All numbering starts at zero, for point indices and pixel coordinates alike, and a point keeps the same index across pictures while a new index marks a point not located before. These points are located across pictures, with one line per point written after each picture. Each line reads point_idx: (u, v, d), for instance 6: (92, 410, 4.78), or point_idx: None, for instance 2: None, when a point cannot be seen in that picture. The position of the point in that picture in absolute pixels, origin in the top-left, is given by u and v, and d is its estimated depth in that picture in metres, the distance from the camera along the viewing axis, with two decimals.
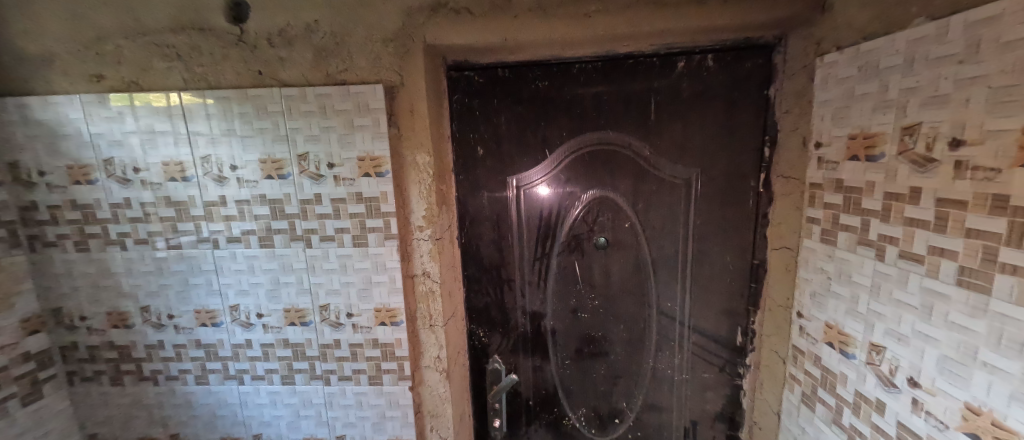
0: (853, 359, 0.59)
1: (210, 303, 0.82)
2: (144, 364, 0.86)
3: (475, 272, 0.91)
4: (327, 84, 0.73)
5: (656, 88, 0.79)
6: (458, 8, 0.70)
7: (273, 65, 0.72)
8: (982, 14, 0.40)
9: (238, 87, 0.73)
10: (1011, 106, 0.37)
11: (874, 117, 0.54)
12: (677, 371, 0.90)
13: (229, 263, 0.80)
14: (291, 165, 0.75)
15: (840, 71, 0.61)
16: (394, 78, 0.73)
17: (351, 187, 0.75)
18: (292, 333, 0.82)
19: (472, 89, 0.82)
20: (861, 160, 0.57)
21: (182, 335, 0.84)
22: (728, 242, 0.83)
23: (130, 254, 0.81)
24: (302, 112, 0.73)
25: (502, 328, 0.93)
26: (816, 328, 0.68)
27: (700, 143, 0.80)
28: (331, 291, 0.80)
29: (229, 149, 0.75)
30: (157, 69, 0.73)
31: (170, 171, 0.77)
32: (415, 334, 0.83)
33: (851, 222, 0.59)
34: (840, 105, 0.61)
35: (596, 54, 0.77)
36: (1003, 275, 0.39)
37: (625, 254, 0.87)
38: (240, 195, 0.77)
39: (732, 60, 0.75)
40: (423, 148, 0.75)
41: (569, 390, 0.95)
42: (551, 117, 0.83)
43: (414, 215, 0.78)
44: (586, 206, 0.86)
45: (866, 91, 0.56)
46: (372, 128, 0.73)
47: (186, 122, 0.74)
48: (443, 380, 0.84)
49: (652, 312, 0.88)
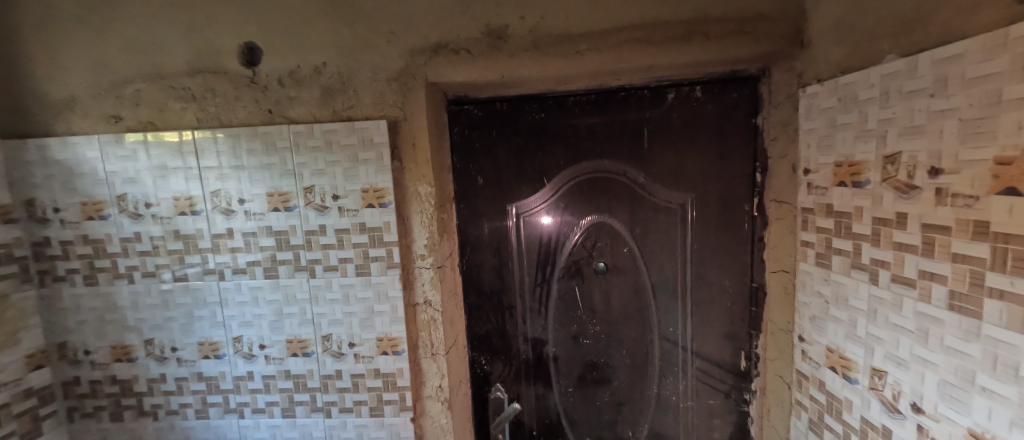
0: (856, 384, 0.59)
1: (214, 335, 0.82)
2: (145, 399, 0.85)
3: (476, 299, 0.91)
4: (334, 120, 0.76)
5: (648, 118, 0.82)
6: (458, 49, 0.74)
7: (283, 104, 0.76)
8: (946, 52, 0.43)
9: (248, 124, 0.77)
10: (982, 137, 0.39)
11: (856, 145, 0.57)
12: (683, 398, 0.88)
13: (234, 295, 0.81)
14: (297, 197, 0.78)
15: (823, 102, 0.64)
16: (397, 113, 0.76)
17: (354, 218, 0.77)
18: (294, 364, 0.82)
19: (471, 122, 0.86)
20: (848, 185, 0.59)
21: (184, 368, 0.84)
22: (726, 265, 0.84)
23: (137, 286, 0.82)
24: (308, 147, 0.76)
25: (504, 355, 0.92)
26: (818, 352, 0.67)
27: (694, 169, 0.82)
28: (333, 321, 0.80)
29: (237, 183, 0.78)
30: (172, 110, 0.77)
31: (180, 206, 0.79)
32: (417, 363, 0.83)
33: (844, 246, 0.61)
34: (825, 134, 0.63)
35: (589, 87, 0.81)
36: (991, 300, 0.39)
37: (625, 279, 0.88)
38: (247, 227, 0.79)
39: (719, 91, 0.79)
40: (425, 179, 0.78)
41: (573, 419, 0.93)
42: (549, 147, 0.86)
43: (416, 244, 0.80)
44: (585, 232, 0.87)
45: (848, 121, 0.58)
46: (376, 161, 0.76)
47: (198, 158, 0.78)
48: (445, 410, 0.83)
49: (654, 337, 0.88)
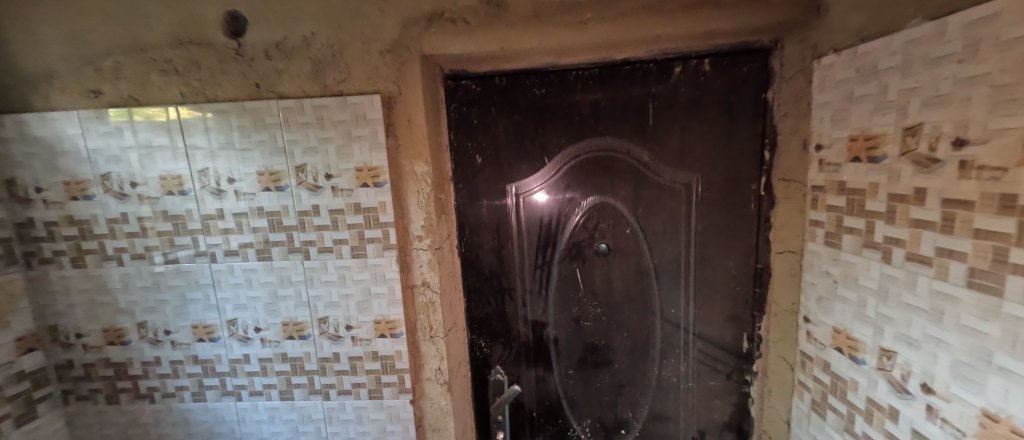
0: (862, 364, 0.58)
1: (208, 318, 0.80)
2: (140, 382, 0.84)
3: (475, 282, 0.89)
4: (325, 95, 0.73)
5: (654, 94, 0.79)
6: (454, 18, 0.70)
7: (271, 78, 0.72)
8: (979, 13, 0.40)
9: (235, 100, 0.73)
10: (1014, 105, 0.36)
11: (873, 118, 0.54)
12: (683, 380, 0.88)
13: (226, 277, 0.79)
14: (288, 176, 0.75)
15: (838, 73, 0.60)
16: (391, 88, 0.73)
17: (348, 198, 0.75)
18: (291, 346, 0.80)
19: (469, 98, 0.82)
20: (862, 161, 0.56)
21: (179, 351, 0.82)
22: (730, 246, 0.82)
23: (127, 269, 0.79)
24: (299, 124, 0.73)
25: (503, 337, 0.91)
26: (823, 333, 0.66)
27: (700, 147, 0.79)
28: (330, 304, 0.78)
29: (226, 161, 0.75)
30: (155, 84, 0.73)
31: (167, 185, 0.76)
32: (415, 346, 0.81)
33: (855, 224, 0.58)
34: (839, 107, 0.60)
35: (592, 60, 0.77)
36: (1015, 276, 0.38)
37: (627, 260, 0.86)
38: (238, 208, 0.76)
39: (728, 64, 0.75)
40: (422, 157, 0.75)
41: (573, 400, 0.93)
42: (550, 125, 0.82)
43: (413, 225, 0.77)
44: (586, 212, 0.85)
45: (865, 93, 0.55)
46: (370, 139, 0.73)
47: (184, 135, 0.74)
48: (444, 392, 0.83)
49: (656, 319, 0.87)
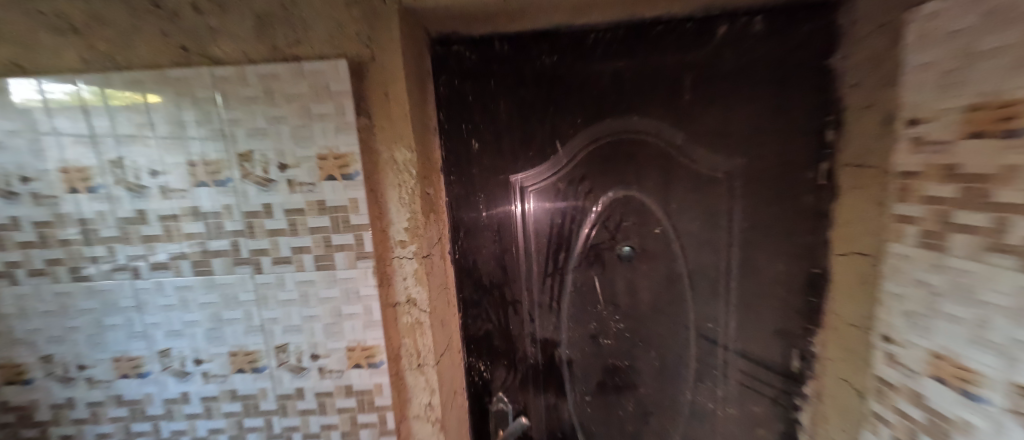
0: (982, 404, 0.44)
1: (133, 349, 0.63)
2: (51, 429, 0.67)
3: (473, 293, 0.74)
4: (275, 61, 0.56)
5: (691, 62, 0.64)
6: None
7: (202, 38, 0.55)
8: None
9: (155, 68, 0.56)
10: None
11: (1008, 78, 0.40)
12: (720, 405, 0.75)
13: (155, 297, 0.62)
14: (230, 167, 0.58)
15: (948, 23, 0.45)
16: (362, 52, 0.56)
17: (311, 194, 0.58)
18: (241, 382, 0.64)
19: (463, 68, 0.67)
20: (992, 136, 0.42)
21: (98, 390, 0.65)
22: (780, 247, 0.68)
23: (23, 289, 0.61)
24: (241, 98, 0.56)
25: (507, 359, 0.76)
26: (915, 358, 0.52)
27: (747, 127, 0.65)
28: (289, 328, 0.62)
29: (147, 149, 0.58)
30: (45, 46, 0.55)
31: (69, 180, 0.58)
32: (399, 376, 0.66)
33: (976, 221, 0.44)
34: (949, 69, 0.45)
35: (615, 19, 0.62)
36: None
37: (655, 266, 0.71)
38: (165, 209, 0.59)
39: (785, 23, 0.61)
40: (404, 142, 0.59)
41: (590, 430, 0.79)
42: (562, 102, 0.67)
43: (394, 228, 0.62)
44: (606, 209, 0.70)
45: (1000, 45, 0.41)
46: (336, 117, 0.56)
47: (87, 115, 0.57)
48: (436, 432, 0.67)
49: (689, 335, 0.73)
